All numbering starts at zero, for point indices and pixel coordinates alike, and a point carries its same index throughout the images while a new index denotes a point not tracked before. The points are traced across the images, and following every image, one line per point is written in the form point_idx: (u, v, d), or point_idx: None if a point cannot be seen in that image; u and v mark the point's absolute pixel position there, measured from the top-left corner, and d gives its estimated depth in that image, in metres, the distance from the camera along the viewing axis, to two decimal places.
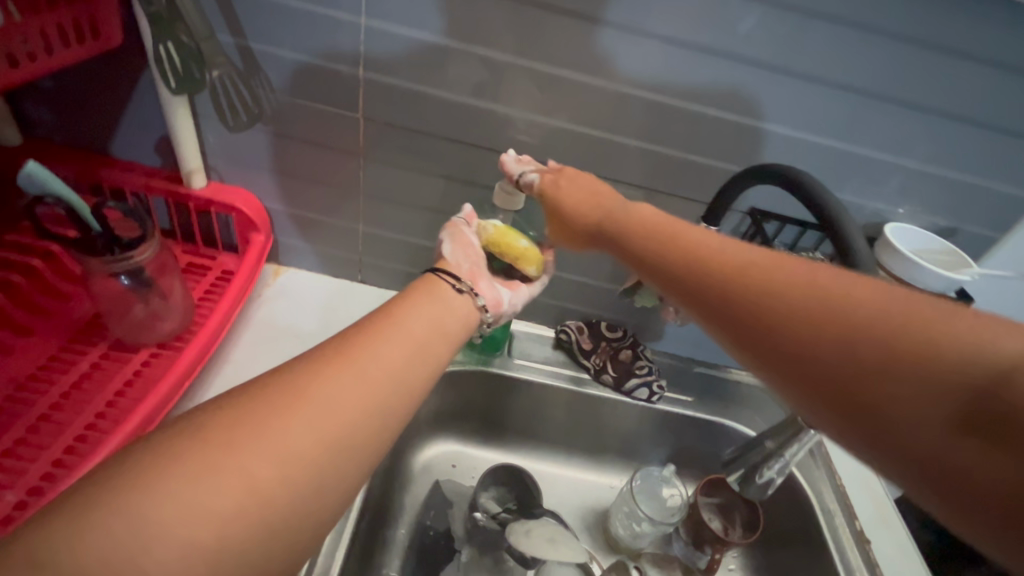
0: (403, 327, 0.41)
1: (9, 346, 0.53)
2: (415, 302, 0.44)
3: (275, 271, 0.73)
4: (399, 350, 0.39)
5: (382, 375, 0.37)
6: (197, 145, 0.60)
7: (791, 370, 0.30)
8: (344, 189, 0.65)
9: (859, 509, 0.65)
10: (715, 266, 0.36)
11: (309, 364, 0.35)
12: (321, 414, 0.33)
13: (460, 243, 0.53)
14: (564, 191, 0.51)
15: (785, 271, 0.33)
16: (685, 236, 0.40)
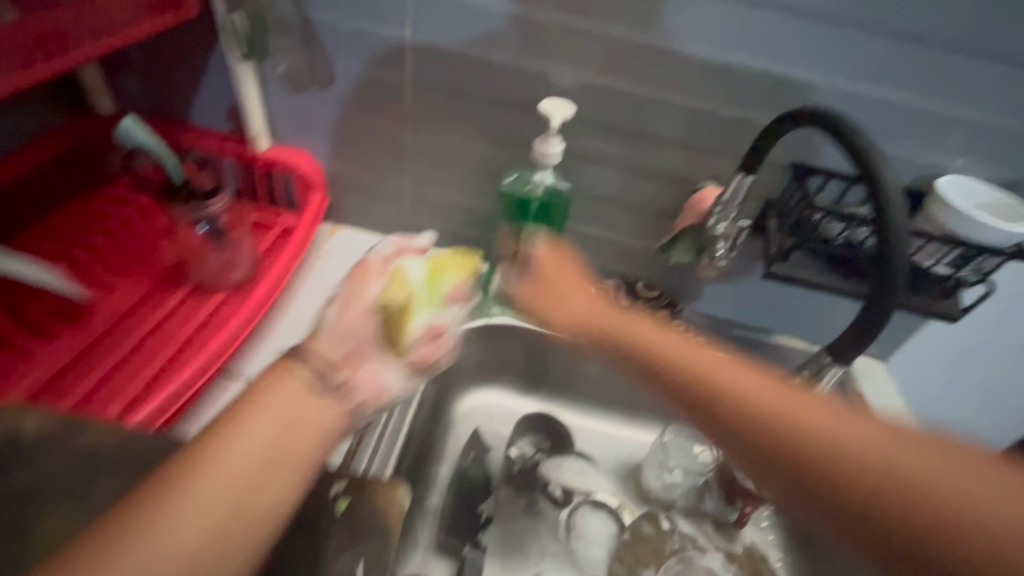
0: (260, 413, 0.33)
1: (108, 283, 0.60)
2: (271, 384, 0.34)
3: (330, 229, 0.78)
4: (260, 435, 0.32)
5: (232, 497, 0.29)
6: (262, 110, 0.66)
7: (807, 492, 0.33)
8: (391, 150, 0.69)
9: None
10: (686, 371, 0.40)
11: (135, 499, 0.28)
12: (168, 533, 0.27)
13: (355, 283, 0.42)
14: (541, 281, 0.54)
15: (729, 380, 0.38)
16: (661, 346, 0.44)
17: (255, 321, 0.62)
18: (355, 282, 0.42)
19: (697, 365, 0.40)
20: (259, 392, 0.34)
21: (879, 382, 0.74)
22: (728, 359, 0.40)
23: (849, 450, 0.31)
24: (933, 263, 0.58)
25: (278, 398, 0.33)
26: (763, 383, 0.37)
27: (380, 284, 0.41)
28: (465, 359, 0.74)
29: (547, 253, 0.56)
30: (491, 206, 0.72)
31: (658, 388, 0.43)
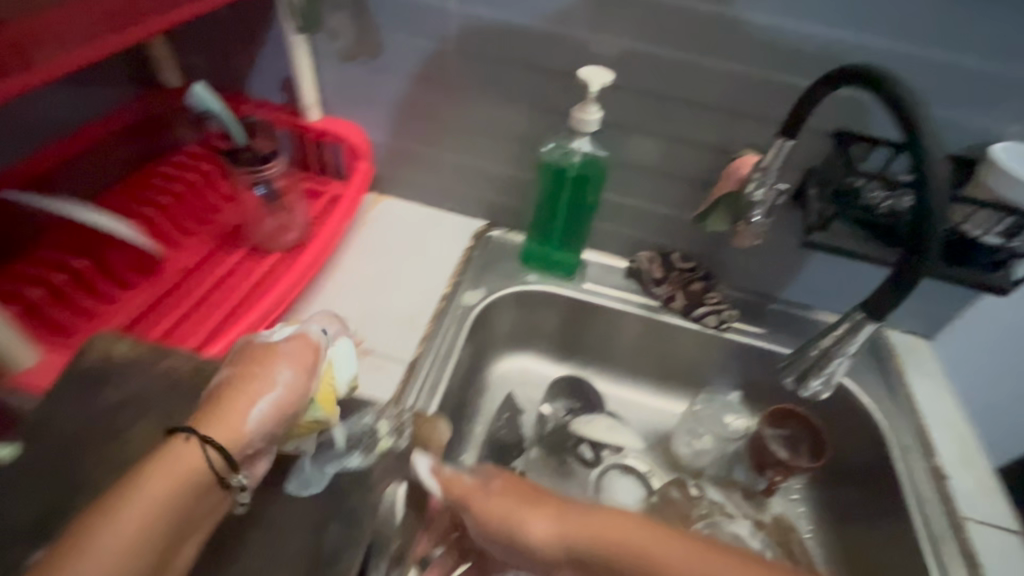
0: (146, 490, 0.35)
1: (178, 241, 0.66)
2: (162, 462, 0.36)
3: (375, 199, 0.81)
4: (139, 515, 0.34)
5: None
6: (314, 82, 0.70)
7: None
8: (433, 120, 0.71)
9: (939, 445, 0.63)
10: (566, 543, 0.43)
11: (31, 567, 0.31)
12: None
13: (258, 389, 0.41)
14: (490, 512, 0.45)
15: (665, 551, 0.41)
16: (517, 501, 0.45)
17: (307, 280, 0.66)
18: (250, 371, 0.42)
19: (573, 525, 0.43)
20: (151, 469, 0.36)
21: (927, 360, 0.71)
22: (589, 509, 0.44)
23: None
24: (983, 234, 0.55)
25: (161, 481, 0.35)
26: (625, 524, 0.43)
27: (278, 392, 0.41)
28: (501, 326, 0.77)
29: (504, 481, 0.47)
30: (529, 176, 0.73)
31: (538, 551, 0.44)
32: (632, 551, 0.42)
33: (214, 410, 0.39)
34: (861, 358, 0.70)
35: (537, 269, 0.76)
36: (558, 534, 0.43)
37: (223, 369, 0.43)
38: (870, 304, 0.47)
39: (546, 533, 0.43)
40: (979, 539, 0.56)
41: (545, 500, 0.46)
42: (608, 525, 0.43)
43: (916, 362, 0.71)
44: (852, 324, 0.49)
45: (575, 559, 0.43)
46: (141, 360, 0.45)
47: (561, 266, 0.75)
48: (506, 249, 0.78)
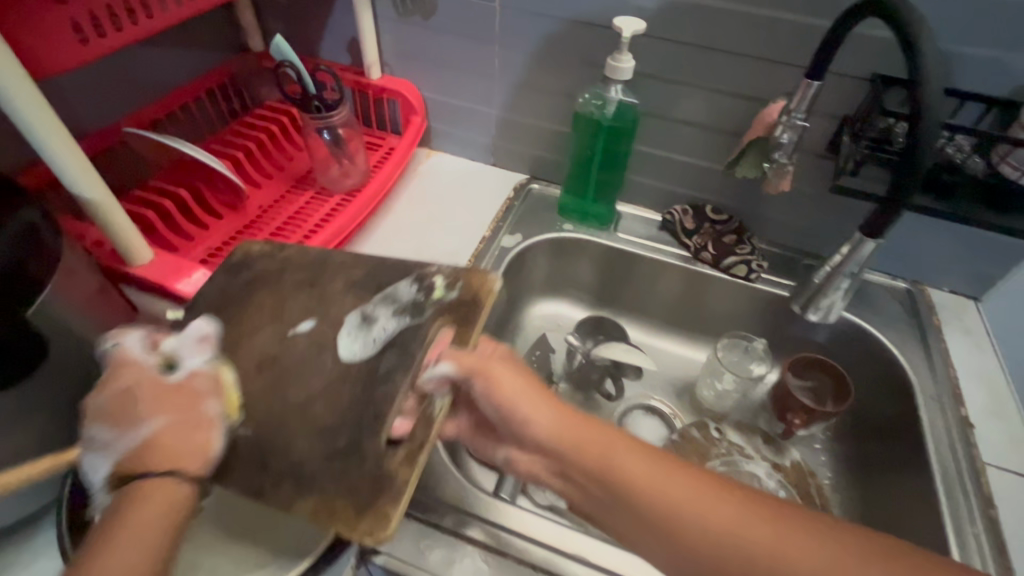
0: (144, 509, 0.38)
1: (258, 183, 0.76)
2: (142, 504, 0.39)
3: (428, 154, 0.89)
4: (133, 554, 0.37)
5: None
6: (376, 43, 0.77)
7: (646, 519, 0.42)
8: (480, 77, 0.77)
9: (969, 397, 0.62)
10: (560, 435, 0.45)
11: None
12: None
13: (200, 431, 0.42)
14: (497, 391, 0.46)
15: (632, 458, 0.43)
16: (521, 385, 0.47)
17: (363, 219, 0.75)
18: (186, 415, 0.42)
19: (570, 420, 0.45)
20: (127, 522, 0.38)
21: (970, 319, 0.69)
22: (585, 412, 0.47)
23: (712, 523, 0.40)
24: (1020, 174, 0.53)
25: (142, 525, 0.38)
26: (619, 433, 0.45)
27: (221, 424, 0.44)
28: (537, 272, 0.82)
29: (511, 359, 0.49)
30: (567, 130, 0.77)
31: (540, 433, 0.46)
32: (609, 457, 0.43)
33: (178, 443, 0.41)
34: (896, 314, 0.70)
35: (573, 219, 0.80)
36: (547, 433, 0.45)
37: (141, 416, 0.41)
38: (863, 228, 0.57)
39: (541, 421, 0.46)
40: (999, 482, 0.55)
41: (548, 395, 0.47)
42: (601, 430, 0.45)
43: (956, 319, 0.69)
44: (855, 245, 0.60)
45: (551, 452, 0.45)
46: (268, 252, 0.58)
47: (596, 217, 0.79)
48: (544, 201, 0.83)
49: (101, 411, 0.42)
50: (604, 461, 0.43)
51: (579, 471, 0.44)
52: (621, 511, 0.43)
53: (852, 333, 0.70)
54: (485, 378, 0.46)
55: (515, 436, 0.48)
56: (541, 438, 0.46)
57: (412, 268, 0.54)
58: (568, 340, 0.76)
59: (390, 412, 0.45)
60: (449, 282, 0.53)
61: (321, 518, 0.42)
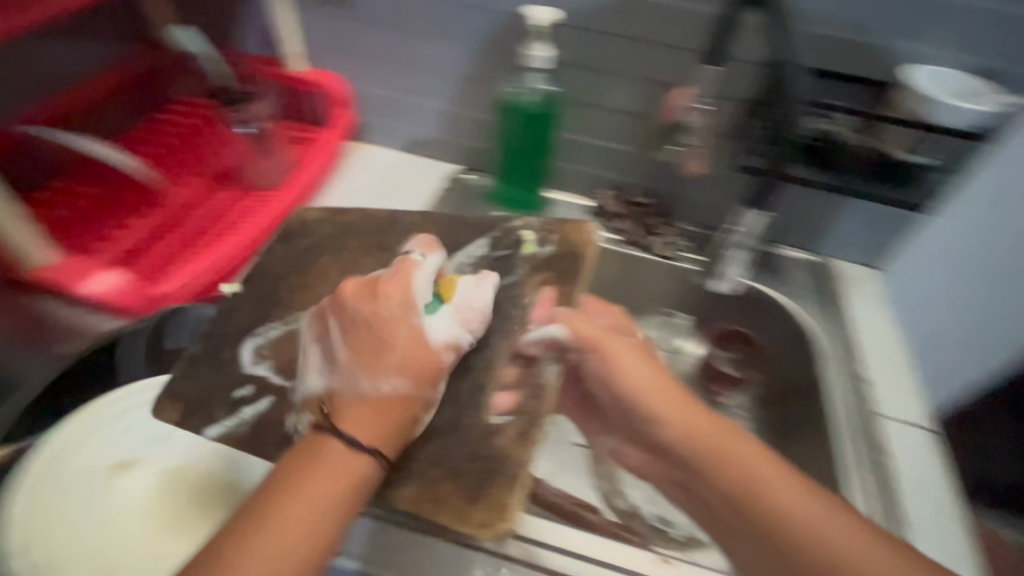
0: (321, 473, 0.38)
1: (179, 181, 0.75)
2: (317, 468, 0.38)
3: (356, 147, 0.87)
4: (299, 524, 0.36)
5: (289, 551, 0.35)
6: (296, 33, 0.76)
7: (749, 518, 0.44)
8: (402, 65, 0.77)
9: (866, 356, 0.68)
10: (682, 437, 0.47)
11: (226, 552, 0.35)
12: (268, 556, 0.35)
13: (393, 406, 0.41)
14: (627, 384, 0.50)
15: (745, 450, 0.45)
16: (655, 385, 0.49)
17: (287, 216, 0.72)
18: (386, 388, 0.41)
19: (687, 417, 0.48)
20: (304, 481, 0.37)
21: (870, 287, 0.75)
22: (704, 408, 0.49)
23: (815, 530, 0.41)
24: (894, 147, 0.60)
25: (314, 493, 0.37)
26: (735, 434, 0.46)
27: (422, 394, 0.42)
28: None
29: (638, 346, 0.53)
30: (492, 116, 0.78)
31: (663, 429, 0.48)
32: (718, 452, 0.46)
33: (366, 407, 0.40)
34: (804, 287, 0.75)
35: (504, 207, 0.81)
36: (675, 436, 0.48)
37: (340, 367, 0.42)
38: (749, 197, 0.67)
39: (670, 424, 0.48)
40: (890, 430, 0.61)
41: (671, 392, 0.50)
42: (720, 429, 0.47)
43: (858, 288, 0.75)
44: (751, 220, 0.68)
45: (672, 450, 0.48)
46: (326, 217, 0.61)
47: (525, 204, 0.81)
48: (475, 190, 0.83)
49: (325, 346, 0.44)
50: (715, 464, 0.45)
51: (692, 471, 0.47)
52: (727, 510, 0.45)
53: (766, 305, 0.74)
54: (601, 354, 0.52)
55: (628, 425, 0.53)
56: (668, 440, 0.48)
57: (491, 228, 0.59)
58: None
59: (493, 387, 0.47)
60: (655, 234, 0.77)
61: (426, 502, 0.43)
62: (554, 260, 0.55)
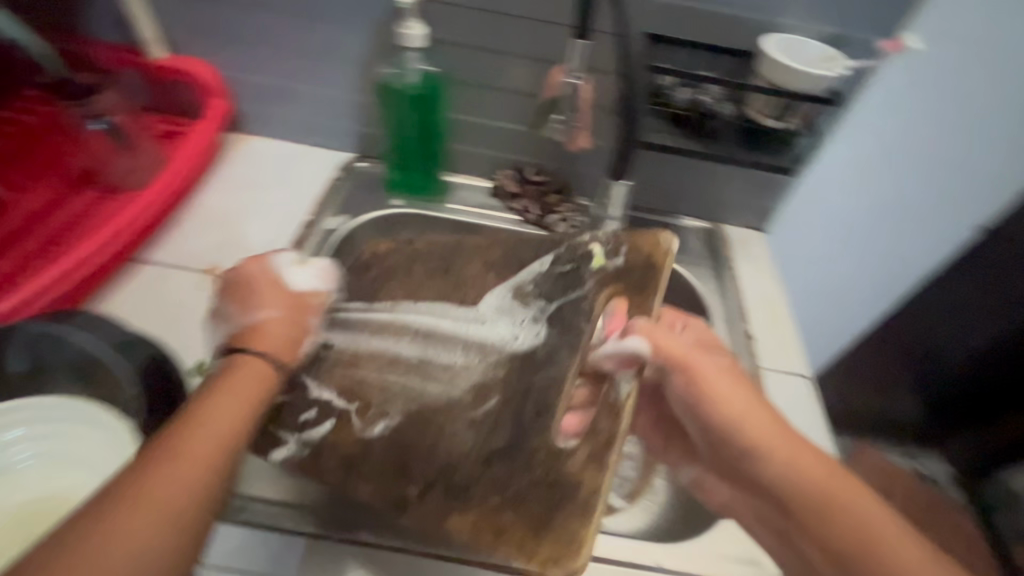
0: (237, 373, 0.42)
1: (26, 187, 0.67)
2: (237, 371, 0.43)
3: (240, 139, 0.82)
4: (220, 419, 0.38)
5: (218, 429, 0.38)
6: (149, 17, 0.70)
7: (831, 550, 0.42)
8: (274, 50, 0.72)
9: (753, 314, 0.71)
10: (769, 470, 0.45)
11: (156, 446, 0.35)
12: (205, 430, 0.37)
13: (290, 320, 0.49)
14: (719, 412, 0.48)
15: (865, 506, 0.42)
16: (734, 410, 0.48)
17: (153, 218, 0.66)
18: (278, 303, 0.50)
19: (777, 446, 0.46)
20: (223, 388, 0.41)
21: (756, 248, 0.80)
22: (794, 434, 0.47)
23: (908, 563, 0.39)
24: (762, 116, 0.63)
25: (235, 391, 0.41)
26: (823, 462, 0.45)
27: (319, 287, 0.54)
28: None
29: (728, 366, 0.51)
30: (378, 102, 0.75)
31: (754, 461, 0.46)
32: (828, 498, 0.43)
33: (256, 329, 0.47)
34: (697, 253, 0.78)
35: (402, 193, 0.79)
36: (773, 471, 0.45)
37: (257, 310, 0.49)
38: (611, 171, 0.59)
39: (769, 459, 0.46)
40: (771, 382, 0.65)
41: (787, 431, 0.47)
42: (807, 459, 0.45)
43: (746, 251, 0.79)
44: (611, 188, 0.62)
45: (762, 485, 0.46)
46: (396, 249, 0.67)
47: (424, 188, 0.79)
48: (371, 178, 0.80)
49: (227, 312, 0.49)
50: (821, 512, 0.43)
51: (796, 516, 0.44)
52: (822, 557, 0.43)
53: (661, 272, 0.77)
54: (687, 373, 0.51)
55: (719, 458, 0.50)
56: (762, 477, 0.46)
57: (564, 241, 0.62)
58: None
59: (562, 408, 0.52)
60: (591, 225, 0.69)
61: (485, 533, 0.46)
62: (623, 273, 0.58)
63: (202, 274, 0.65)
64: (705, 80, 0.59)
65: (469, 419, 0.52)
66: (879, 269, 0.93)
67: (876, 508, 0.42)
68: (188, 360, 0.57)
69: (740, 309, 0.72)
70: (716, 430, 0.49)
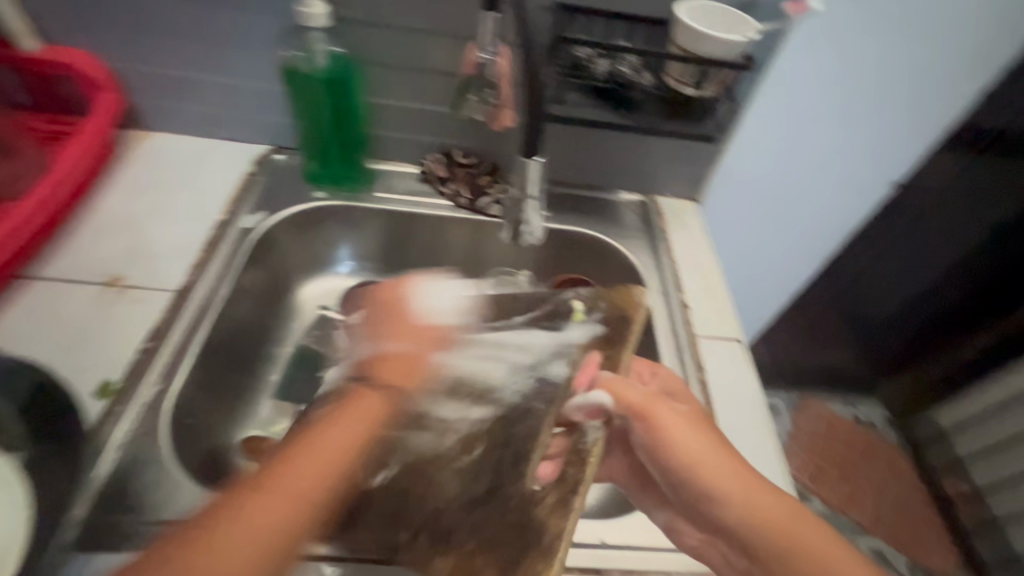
0: (382, 381, 0.46)
1: None
2: (358, 397, 0.44)
3: (140, 136, 0.75)
4: (342, 438, 0.41)
5: (329, 451, 0.40)
6: (14, 4, 0.62)
7: None
8: (166, 37, 0.66)
9: (687, 282, 0.73)
10: (735, 522, 0.43)
11: (283, 455, 0.39)
12: (318, 448, 0.40)
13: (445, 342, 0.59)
14: (679, 456, 0.46)
15: (815, 540, 0.42)
16: (694, 455, 0.45)
17: (40, 227, 0.59)
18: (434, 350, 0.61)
19: (742, 495, 0.43)
20: (344, 412, 0.43)
21: (688, 218, 0.81)
22: (756, 477, 0.45)
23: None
24: (677, 84, 0.62)
25: (359, 412, 0.43)
26: (789, 508, 0.43)
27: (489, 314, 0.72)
28: (296, 247, 0.76)
29: (687, 412, 0.49)
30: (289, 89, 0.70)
31: (719, 513, 0.44)
32: (786, 540, 0.42)
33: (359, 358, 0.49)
34: (632, 226, 0.79)
35: (325, 185, 0.75)
36: (737, 515, 0.43)
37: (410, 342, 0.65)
38: (521, 147, 0.56)
39: (728, 502, 0.44)
40: (708, 349, 0.66)
41: (749, 475, 0.45)
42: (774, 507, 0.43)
43: (679, 220, 0.80)
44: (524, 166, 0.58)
45: (727, 532, 0.44)
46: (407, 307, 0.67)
47: (349, 178, 0.75)
48: (290, 171, 0.76)
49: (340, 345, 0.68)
50: (779, 551, 0.42)
51: (759, 561, 0.42)
52: None
53: (595, 247, 0.77)
54: (650, 424, 0.47)
55: (678, 502, 0.47)
56: (723, 519, 0.44)
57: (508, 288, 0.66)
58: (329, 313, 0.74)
59: (535, 454, 0.48)
60: (512, 230, 0.64)
61: None
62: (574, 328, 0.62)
63: (100, 286, 0.60)
64: (619, 51, 0.58)
65: (456, 470, 0.50)
66: (806, 232, 0.96)
67: (816, 531, 0.42)
68: (90, 382, 0.52)
69: (674, 278, 0.73)
70: (675, 480, 0.46)
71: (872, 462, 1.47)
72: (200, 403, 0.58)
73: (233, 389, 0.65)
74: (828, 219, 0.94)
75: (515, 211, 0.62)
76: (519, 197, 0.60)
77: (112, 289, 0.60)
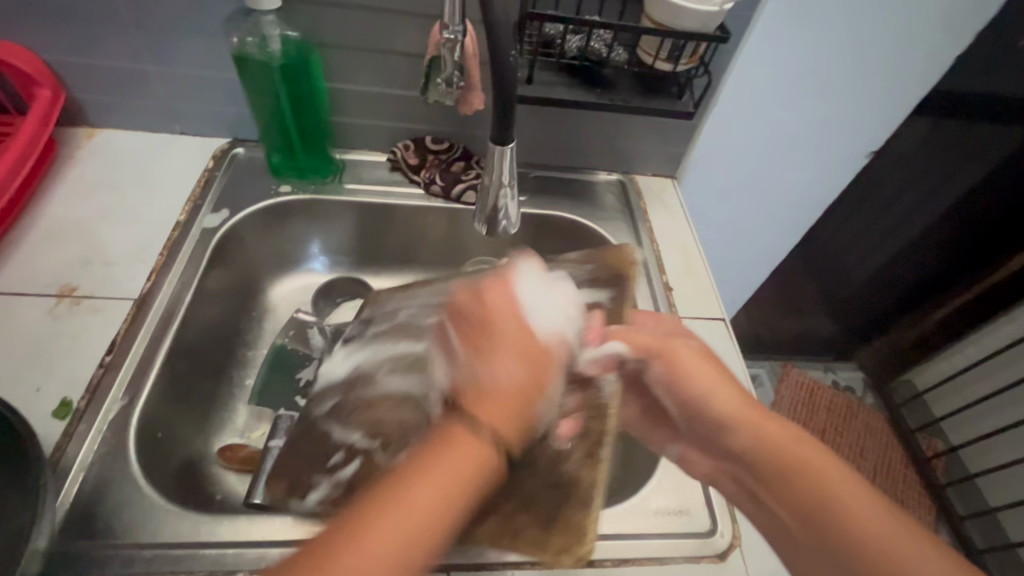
0: (464, 451, 0.33)
1: None
2: (454, 454, 0.33)
3: (88, 134, 0.71)
4: (432, 492, 0.32)
5: (415, 518, 0.31)
6: None
7: (795, 512, 0.40)
8: (105, 25, 0.61)
9: (668, 262, 0.72)
10: (738, 441, 0.44)
11: (361, 507, 0.31)
12: (400, 506, 0.31)
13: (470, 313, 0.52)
14: (694, 389, 0.47)
15: (812, 453, 0.41)
16: (703, 382, 0.47)
17: None
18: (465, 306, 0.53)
19: (745, 415, 0.45)
20: (451, 452, 0.33)
21: (666, 197, 0.79)
22: (768, 409, 0.45)
23: (870, 532, 0.36)
24: (654, 60, 0.60)
25: (459, 460, 0.33)
26: (789, 429, 0.43)
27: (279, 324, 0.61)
28: (264, 246, 0.73)
29: (700, 346, 0.51)
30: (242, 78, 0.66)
31: (726, 433, 0.45)
32: (784, 452, 0.42)
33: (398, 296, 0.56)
34: (611, 207, 0.77)
35: (290, 179, 0.72)
36: (741, 438, 0.44)
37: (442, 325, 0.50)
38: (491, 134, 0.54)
39: (737, 428, 0.45)
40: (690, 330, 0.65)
41: (756, 404, 0.46)
42: (775, 429, 0.43)
43: (658, 199, 0.79)
44: (495, 154, 0.56)
45: (733, 452, 0.45)
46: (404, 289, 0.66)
47: (315, 170, 0.72)
48: (253, 164, 0.73)
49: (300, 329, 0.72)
50: (785, 473, 0.41)
51: (759, 478, 0.43)
52: (783, 510, 0.41)
53: (574, 230, 0.75)
54: (668, 360, 0.50)
55: (694, 432, 0.49)
56: (735, 446, 0.45)
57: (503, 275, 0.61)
58: (299, 315, 0.72)
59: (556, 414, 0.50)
60: (486, 221, 0.62)
61: (504, 538, 0.45)
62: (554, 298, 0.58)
63: (53, 298, 0.56)
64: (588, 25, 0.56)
65: None
66: (781, 204, 0.96)
67: (816, 448, 0.41)
68: (49, 400, 0.49)
69: (656, 259, 0.71)
70: (686, 407, 0.48)
71: (849, 426, 1.51)
72: (171, 414, 0.56)
73: (204, 398, 0.62)
74: (806, 189, 0.93)
75: (490, 202, 0.60)
76: (490, 185, 0.58)
77: (67, 300, 0.56)
